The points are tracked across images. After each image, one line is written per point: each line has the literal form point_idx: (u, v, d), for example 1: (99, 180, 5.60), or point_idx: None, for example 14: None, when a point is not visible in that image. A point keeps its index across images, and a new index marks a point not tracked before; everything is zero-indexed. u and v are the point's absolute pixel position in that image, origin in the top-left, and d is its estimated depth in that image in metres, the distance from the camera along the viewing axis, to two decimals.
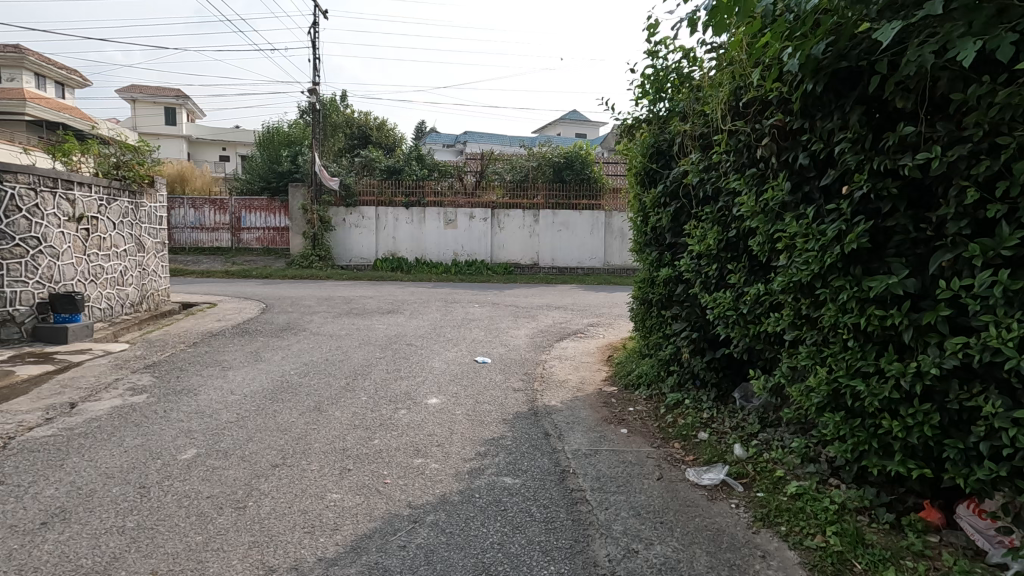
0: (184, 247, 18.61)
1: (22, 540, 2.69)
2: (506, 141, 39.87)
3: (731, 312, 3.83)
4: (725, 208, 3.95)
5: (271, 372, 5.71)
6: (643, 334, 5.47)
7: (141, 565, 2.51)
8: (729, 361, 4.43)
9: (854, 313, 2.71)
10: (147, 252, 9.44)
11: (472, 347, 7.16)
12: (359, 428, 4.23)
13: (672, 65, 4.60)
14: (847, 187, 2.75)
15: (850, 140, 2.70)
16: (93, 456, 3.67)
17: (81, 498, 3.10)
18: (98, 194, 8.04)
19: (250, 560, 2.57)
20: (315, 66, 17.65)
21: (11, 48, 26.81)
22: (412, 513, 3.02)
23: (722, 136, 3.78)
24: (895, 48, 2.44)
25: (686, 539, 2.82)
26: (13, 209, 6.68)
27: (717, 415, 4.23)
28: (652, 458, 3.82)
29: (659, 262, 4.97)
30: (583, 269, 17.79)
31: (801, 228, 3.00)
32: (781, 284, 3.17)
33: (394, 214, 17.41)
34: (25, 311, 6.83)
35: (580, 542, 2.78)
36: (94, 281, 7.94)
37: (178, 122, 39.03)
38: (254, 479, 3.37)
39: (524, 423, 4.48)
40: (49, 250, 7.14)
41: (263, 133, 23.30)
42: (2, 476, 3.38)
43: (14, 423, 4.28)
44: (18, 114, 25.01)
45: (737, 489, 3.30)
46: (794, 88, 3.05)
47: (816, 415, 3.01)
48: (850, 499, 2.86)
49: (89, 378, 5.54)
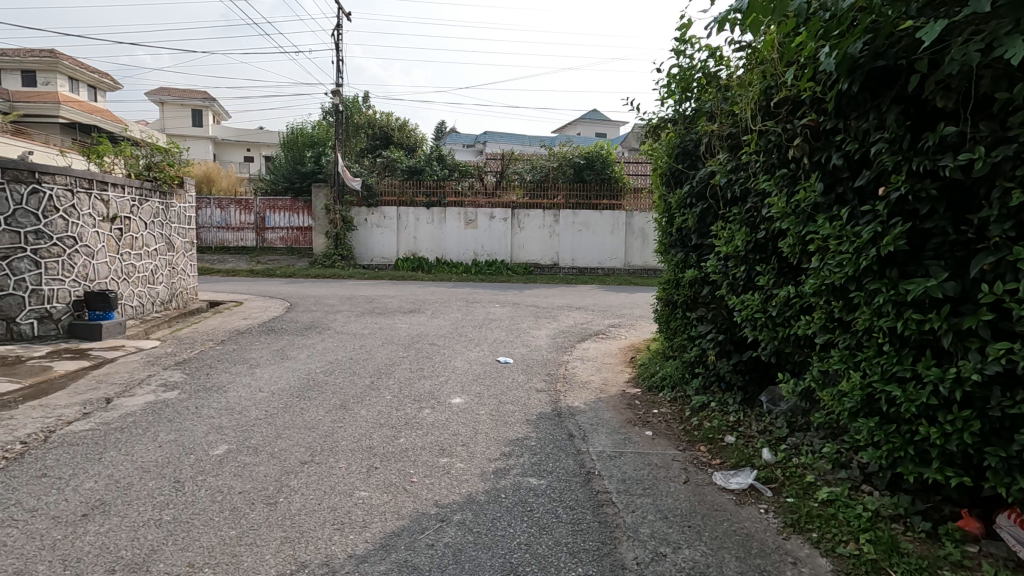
0: (210, 246, 19.00)
1: (65, 531, 2.78)
2: (526, 141, 40.05)
3: (759, 315, 3.78)
4: (754, 209, 3.90)
5: (298, 371, 5.79)
6: (668, 335, 5.44)
7: (178, 558, 2.58)
8: (754, 364, 4.40)
9: (890, 317, 2.65)
10: (176, 251, 9.66)
11: (494, 347, 7.18)
12: (385, 427, 4.26)
13: (699, 65, 4.58)
14: (883, 188, 2.70)
15: (887, 141, 2.64)
16: (129, 450, 3.78)
17: (119, 492, 3.18)
18: (131, 195, 8.27)
19: (283, 555, 2.62)
20: (339, 69, 17.86)
21: (47, 52, 27.72)
22: (439, 512, 3.05)
23: (751, 136, 3.72)
24: (936, 47, 2.38)
25: (716, 544, 2.79)
26: (51, 209, 6.88)
27: (743, 419, 4.18)
28: (678, 461, 3.79)
29: (685, 263, 4.93)
30: (604, 270, 17.70)
31: (834, 229, 2.93)
32: (812, 286, 3.11)
33: (416, 214, 17.54)
34: (62, 308, 7.03)
35: (607, 544, 2.77)
36: (126, 279, 8.16)
37: (205, 123, 39.87)
38: (285, 475, 3.43)
39: (548, 424, 4.49)
40: (84, 250, 7.35)
41: (287, 133, 23.70)
42: (45, 469, 3.50)
43: (53, 417, 4.42)
44: (53, 118, 25.85)
45: (767, 494, 3.25)
46: (828, 88, 3.01)
47: (848, 420, 2.94)
48: (884, 506, 2.82)
49: (123, 374, 5.69)
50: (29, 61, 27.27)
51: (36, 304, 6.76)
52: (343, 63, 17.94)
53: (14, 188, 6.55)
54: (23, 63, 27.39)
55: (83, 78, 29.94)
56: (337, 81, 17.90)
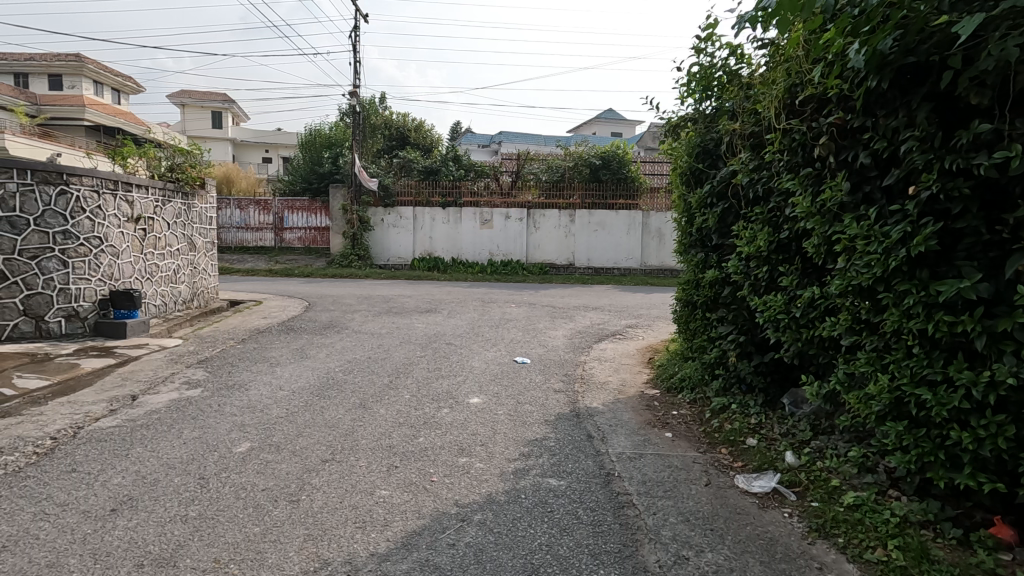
0: (230, 246, 19.28)
1: (95, 526, 2.84)
2: (541, 141, 39.98)
3: (782, 316, 3.72)
4: (777, 208, 3.84)
5: (317, 370, 5.84)
6: (687, 336, 5.38)
7: (204, 554, 2.61)
8: (777, 366, 4.34)
9: (920, 319, 2.59)
10: (197, 251, 9.82)
11: (511, 347, 7.18)
12: (404, 427, 4.28)
13: (719, 63, 4.56)
14: (913, 188, 2.65)
15: (918, 138, 2.59)
16: (155, 447, 3.84)
17: (146, 487, 3.24)
18: (154, 196, 8.42)
19: (306, 552, 2.64)
20: (356, 70, 18.01)
21: (73, 56, 28.30)
22: (460, 511, 3.05)
23: (775, 135, 3.67)
24: (970, 42, 2.33)
25: (739, 547, 2.76)
26: (78, 210, 7.02)
27: (765, 421, 4.12)
28: (699, 464, 3.75)
29: (705, 263, 4.88)
30: (620, 270, 17.60)
31: (862, 230, 2.87)
32: (838, 287, 3.05)
33: (432, 214, 17.62)
34: (88, 307, 7.18)
35: (629, 547, 2.75)
36: (150, 279, 8.32)
37: (224, 125, 40.47)
38: (306, 473, 3.46)
39: (567, 424, 4.47)
40: (110, 250, 7.49)
41: (305, 134, 23.98)
42: (74, 464, 3.57)
43: (81, 413, 4.52)
44: (78, 120, 26.44)
45: (790, 498, 3.21)
46: (855, 85, 2.96)
47: (875, 424, 2.88)
48: (913, 512, 2.76)
49: (147, 372, 5.79)
50: (55, 65, 27.91)
51: (63, 303, 6.92)
52: (360, 64, 18.09)
53: (42, 189, 6.71)
54: (50, 68, 28.05)
55: (107, 82, 30.56)
56: (355, 83, 18.06)
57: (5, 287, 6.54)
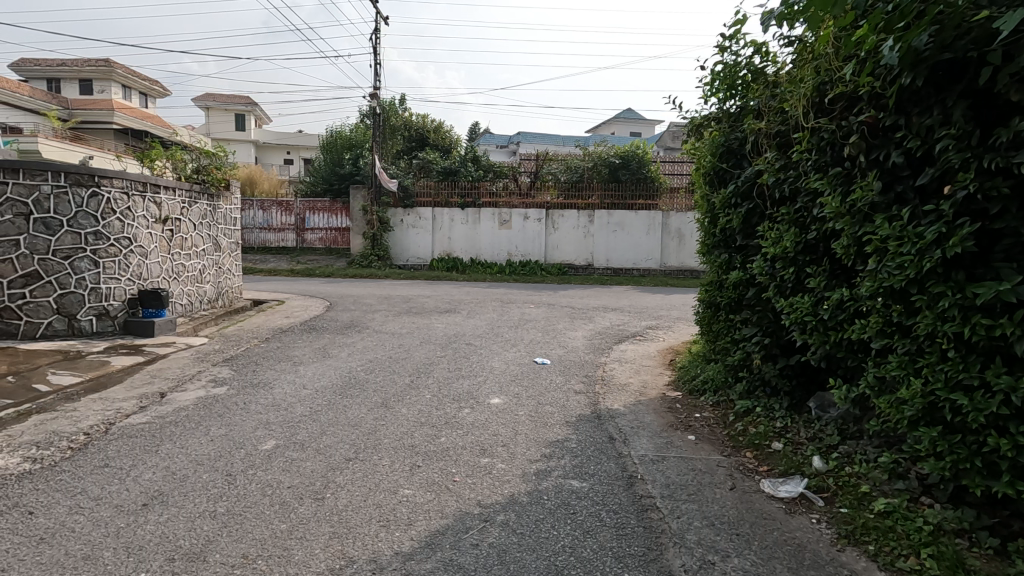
0: (253, 246, 19.60)
1: (128, 520, 2.91)
2: (560, 141, 39.90)
3: (810, 318, 3.65)
4: (804, 209, 3.77)
5: (340, 369, 5.91)
6: (709, 338, 5.31)
7: (233, 549, 2.66)
8: (803, 368, 4.26)
9: (956, 322, 2.53)
10: (222, 251, 10.00)
11: (531, 347, 7.17)
12: (426, 426, 4.31)
13: (744, 61, 4.50)
14: (948, 187, 2.59)
15: (954, 137, 2.53)
16: (184, 443, 3.92)
17: (176, 483, 3.31)
18: (181, 197, 8.60)
19: (332, 550, 2.67)
20: (376, 73, 18.19)
21: (102, 61, 29.02)
22: (483, 511, 3.06)
23: (802, 134, 3.60)
24: (1011, 37, 2.27)
25: (766, 553, 2.72)
26: (108, 212, 7.19)
27: (791, 425, 4.05)
28: (724, 467, 3.70)
29: (729, 264, 4.81)
30: (639, 270, 17.47)
31: (894, 230, 2.80)
32: (868, 289, 2.98)
33: (451, 214, 17.69)
34: (118, 306, 7.35)
35: (653, 550, 2.73)
36: (177, 279, 8.49)
37: (247, 128, 41.16)
38: (330, 471, 3.51)
39: (588, 426, 4.45)
40: (139, 250, 7.66)
41: (326, 137, 24.31)
42: (106, 459, 3.66)
43: (112, 410, 4.63)
44: (108, 124, 27.12)
45: (818, 504, 3.15)
46: (888, 83, 2.90)
47: (907, 430, 2.80)
48: (947, 520, 2.69)
49: (175, 369, 5.91)
50: (86, 70, 28.68)
51: (94, 302, 7.10)
52: (380, 66, 18.27)
53: (75, 191, 6.90)
54: (81, 73, 28.84)
55: (135, 86, 31.34)
56: (375, 85, 18.23)
57: (39, 286, 6.74)
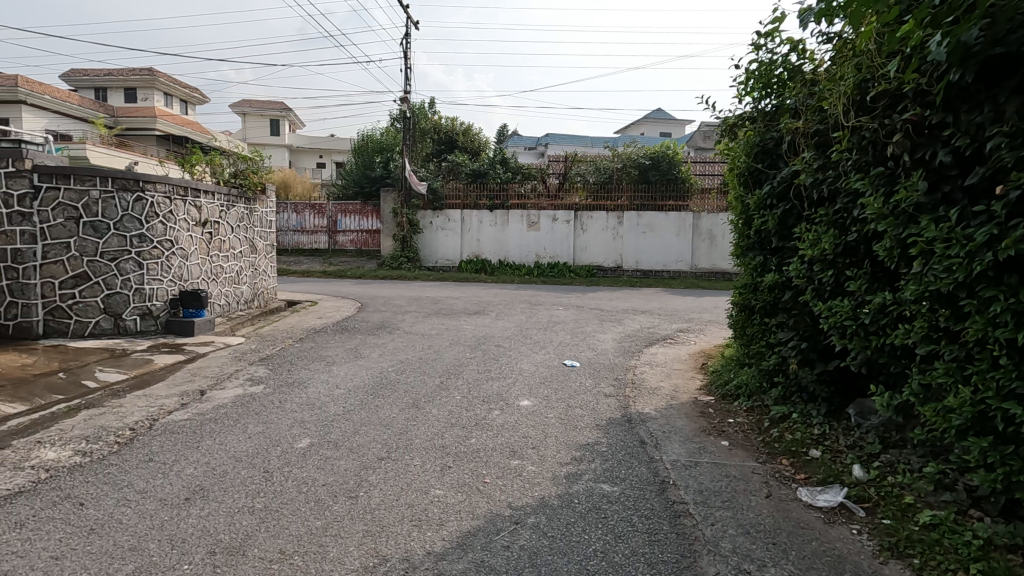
0: (287, 248, 20.08)
1: (171, 513, 3.01)
2: (588, 142, 39.71)
3: (850, 322, 3.54)
4: (844, 210, 3.67)
5: (371, 369, 6.00)
6: (743, 342, 5.20)
7: (271, 545, 2.72)
8: (841, 374, 4.14)
9: (1009, 327, 2.42)
10: (258, 253, 10.26)
11: (560, 350, 7.16)
12: (456, 427, 4.34)
13: (780, 59, 4.41)
14: (1001, 187, 2.48)
15: (1006, 135, 2.42)
16: (223, 440, 4.04)
17: (216, 478, 3.41)
18: (220, 201, 8.86)
19: (365, 548, 2.71)
20: (407, 77, 18.42)
21: (146, 70, 30.17)
22: (513, 514, 3.06)
23: (842, 133, 3.50)
24: None
25: (803, 564, 2.65)
26: (151, 215, 7.46)
27: (829, 432, 3.94)
28: (759, 474, 3.62)
29: (764, 267, 4.70)
30: (669, 273, 17.24)
31: (941, 232, 2.70)
32: (913, 292, 2.87)
33: (479, 216, 17.79)
34: (160, 306, 7.63)
35: (686, 557, 2.69)
36: (215, 280, 8.75)
37: (282, 133, 42.18)
38: (363, 470, 3.56)
39: (619, 430, 4.41)
40: (180, 252, 7.92)
41: (358, 140, 24.74)
42: (151, 454, 3.80)
43: (156, 406, 4.80)
44: (150, 131, 28.18)
45: (859, 514, 3.05)
46: (935, 79, 2.80)
47: (956, 439, 2.69)
48: (998, 534, 2.57)
49: (214, 368, 6.10)
50: (131, 79, 29.86)
51: (138, 302, 7.39)
52: (410, 70, 18.50)
53: (121, 196, 7.18)
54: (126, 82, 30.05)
55: (176, 93, 32.45)
56: (405, 89, 18.46)
57: (88, 287, 7.05)
